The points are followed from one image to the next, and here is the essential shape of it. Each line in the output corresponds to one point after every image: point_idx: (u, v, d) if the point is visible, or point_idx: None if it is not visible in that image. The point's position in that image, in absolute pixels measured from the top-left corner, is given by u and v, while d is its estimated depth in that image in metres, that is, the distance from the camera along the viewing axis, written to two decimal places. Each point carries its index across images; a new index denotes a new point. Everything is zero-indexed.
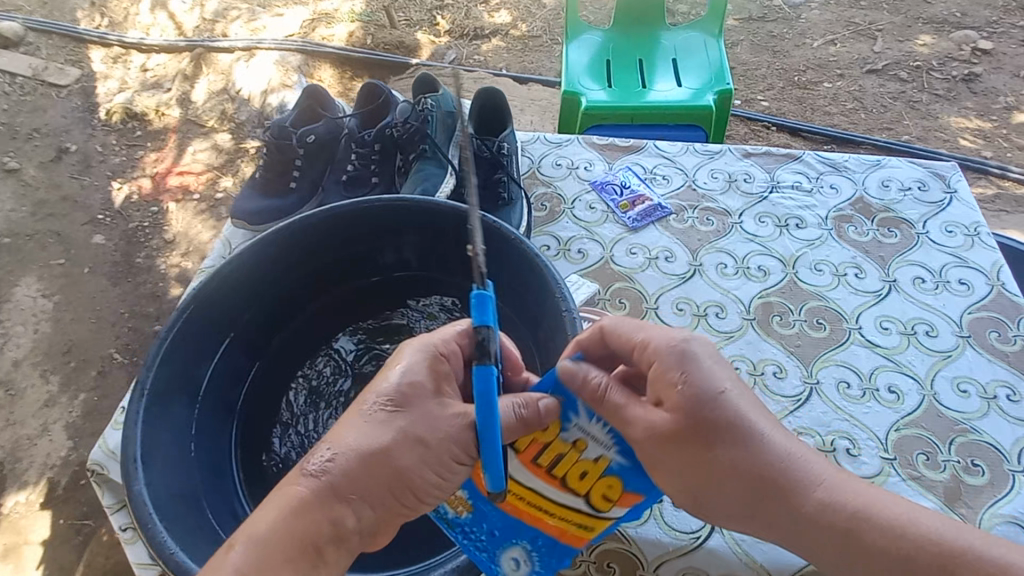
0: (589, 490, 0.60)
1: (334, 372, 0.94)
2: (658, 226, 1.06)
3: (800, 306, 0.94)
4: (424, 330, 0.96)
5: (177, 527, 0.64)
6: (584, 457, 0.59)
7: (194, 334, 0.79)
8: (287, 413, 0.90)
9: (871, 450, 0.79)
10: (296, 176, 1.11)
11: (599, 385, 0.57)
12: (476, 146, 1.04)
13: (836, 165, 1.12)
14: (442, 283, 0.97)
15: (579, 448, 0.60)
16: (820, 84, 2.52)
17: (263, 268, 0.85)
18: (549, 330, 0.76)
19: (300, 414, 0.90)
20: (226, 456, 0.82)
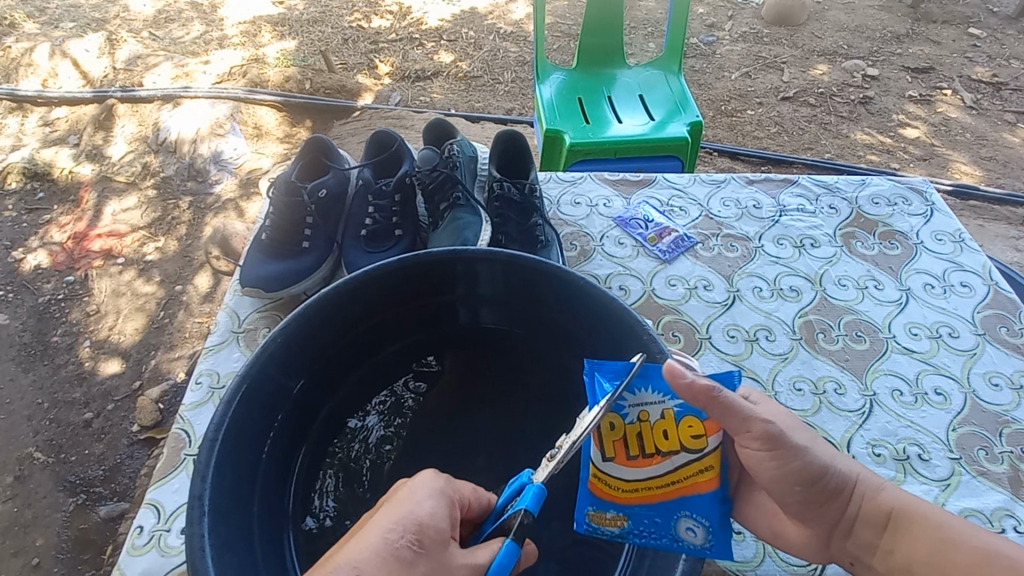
0: (680, 440, 0.58)
1: (364, 450, 0.82)
2: (688, 256, 1.08)
3: (838, 322, 0.99)
4: (467, 389, 0.88)
5: None
6: (652, 422, 0.57)
7: (242, 420, 0.67)
8: (317, 503, 0.76)
9: (940, 453, 0.83)
10: (309, 234, 1.01)
11: (710, 392, 0.54)
12: (507, 188, 1.02)
13: (828, 187, 1.22)
14: (484, 337, 0.89)
15: (645, 419, 0.57)
16: (744, 112, 2.76)
17: (311, 334, 0.75)
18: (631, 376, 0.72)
19: (337, 502, 0.77)
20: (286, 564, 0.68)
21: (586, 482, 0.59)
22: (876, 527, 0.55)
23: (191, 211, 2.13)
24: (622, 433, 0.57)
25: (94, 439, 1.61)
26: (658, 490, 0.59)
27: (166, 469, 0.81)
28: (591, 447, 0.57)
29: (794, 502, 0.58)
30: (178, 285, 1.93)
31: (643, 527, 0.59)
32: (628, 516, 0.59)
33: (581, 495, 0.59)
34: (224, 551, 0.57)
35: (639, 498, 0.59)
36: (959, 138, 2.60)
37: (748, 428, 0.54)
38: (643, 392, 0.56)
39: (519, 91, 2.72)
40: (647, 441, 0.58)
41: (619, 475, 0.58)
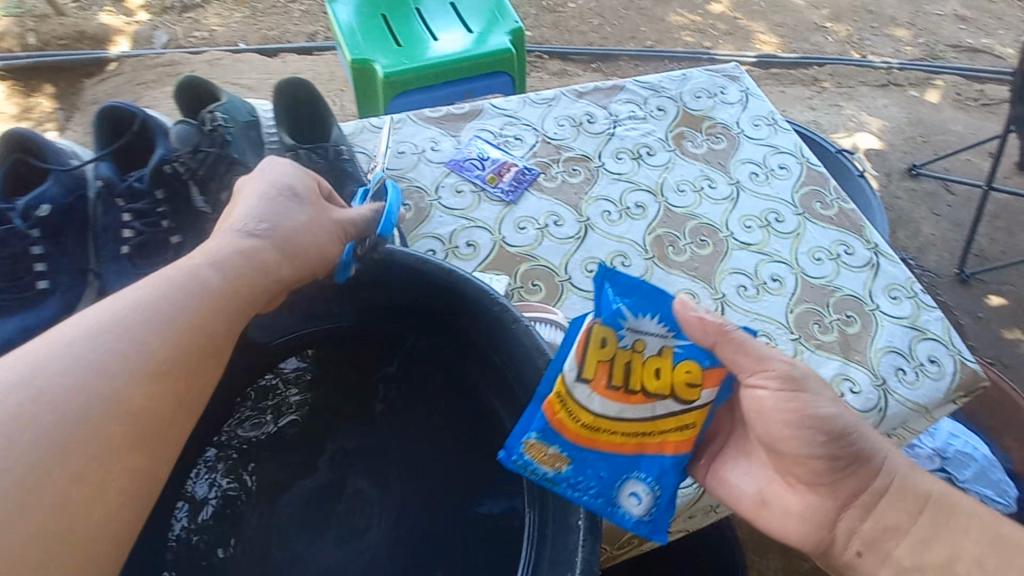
0: (671, 386, 0.57)
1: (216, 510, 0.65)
2: (533, 191, 0.99)
3: (683, 230, 0.99)
4: (333, 404, 0.71)
5: None
6: (648, 355, 0.55)
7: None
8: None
9: (784, 337, 0.89)
10: (44, 267, 0.77)
11: (720, 325, 0.55)
12: (306, 157, 0.83)
13: (654, 86, 1.18)
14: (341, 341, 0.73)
15: (639, 350, 0.55)
16: (567, 5, 2.64)
17: None
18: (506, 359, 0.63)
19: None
20: None
21: (543, 398, 0.56)
22: (917, 509, 0.58)
23: None
24: (609, 356, 0.54)
25: None
26: (621, 438, 0.58)
27: None
28: (568, 360, 0.55)
29: (811, 475, 0.59)
30: None
31: (589, 474, 0.58)
32: (572, 458, 0.58)
33: (537, 414, 0.56)
34: None
35: (597, 440, 0.58)
36: (756, 8, 2.75)
37: (755, 372, 0.56)
38: (645, 319, 0.54)
39: (318, 9, 2.29)
40: (636, 376, 0.56)
41: (590, 407, 0.56)
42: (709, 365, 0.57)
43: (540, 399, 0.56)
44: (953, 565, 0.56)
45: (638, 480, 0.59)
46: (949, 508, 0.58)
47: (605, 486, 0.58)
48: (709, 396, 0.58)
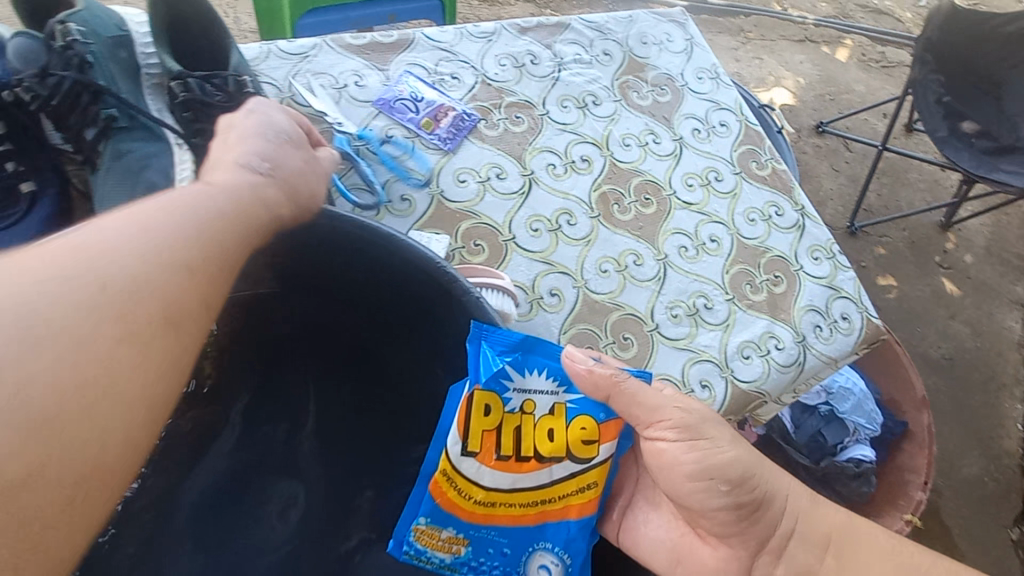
0: (566, 444, 0.55)
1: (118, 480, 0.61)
2: (473, 140, 0.90)
3: (628, 187, 0.96)
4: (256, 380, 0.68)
5: None
6: (537, 417, 0.55)
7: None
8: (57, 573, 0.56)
9: (719, 298, 0.91)
10: None
11: (608, 375, 0.53)
12: (197, 89, 0.66)
13: (600, 28, 1.10)
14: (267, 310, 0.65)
15: (529, 412, 0.55)
16: None
17: None
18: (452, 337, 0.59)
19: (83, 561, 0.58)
20: None
21: (430, 478, 0.55)
22: (813, 544, 0.55)
23: None
24: (495, 422, 0.55)
25: None
26: (519, 510, 0.56)
27: None
28: (451, 435, 0.55)
29: (718, 524, 0.55)
30: None
31: (488, 550, 0.57)
32: (469, 538, 0.56)
33: (423, 495, 0.56)
34: None
35: (494, 515, 0.56)
36: None
37: (652, 422, 0.53)
38: (532, 377, 0.54)
39: None
40: (527, 439, 0.55)
41: (481, 479, 0.55)
42: (605, 419, 0.55)
43: (426, 480, 0.56)
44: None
45: (548, 552, 0.56)
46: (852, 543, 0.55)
47: (509, 561, 0.57)
48: (608, 450, 0.56)
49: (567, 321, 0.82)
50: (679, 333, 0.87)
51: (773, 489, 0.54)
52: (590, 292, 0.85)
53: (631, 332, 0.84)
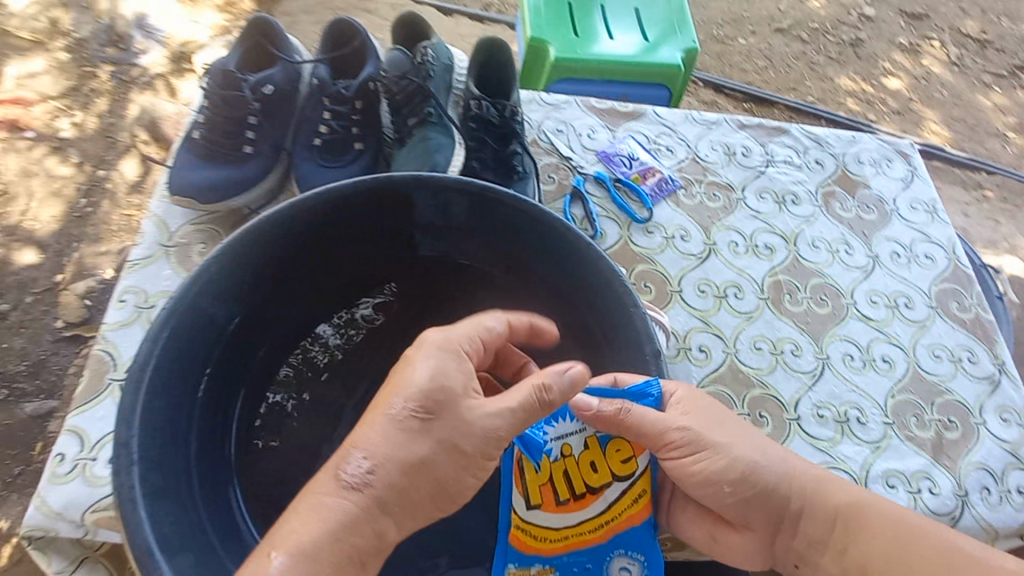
0: (606, 471, 0.63)
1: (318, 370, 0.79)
2: (670, 202, 1.03)
3: (805, 284, 0.99)
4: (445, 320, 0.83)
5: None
6: (574, 455, 0.63)
7: (178, 372, 0.62)
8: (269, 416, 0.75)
9: (876, 417, 0.88)
10: (252, 137, 0.87)
11: (618, 410, 0.60)
12: (485, 110, 0.90)
13: (818, 140, 1.17)
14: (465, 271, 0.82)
15: (568, 453, 0.63)
16: (736, 40, 2.60)
17: (273, 237, 0.67)
18: (615, 347, 0.71)
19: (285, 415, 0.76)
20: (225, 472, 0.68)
21: (506, 533, 0.62)
22: (823, 515, 0.61)
23: (112, 82, 1.82)
24: (547, 473, 0.62)
25: (11, 333, 1.48)
26: (586, 536, 0.64)
27: (88, 395, 0.73)
28: (513, 497, 0.61)
29: (732, 505, 0.63)
30: (101, 169, 1.70)
31: (573, 569, 0.64)
32: (555, 566, 0.63)
33: (506, 551, 0.62)
34: (157, 499, 0.54)
35: (568, 544, 0.63)
36: (935, 95, 2.58)
37: (668, 436, 0.61)
38: (564, 423, 0.62)
39: None
40: (575, 477, 0.63)
41: (549, 524, 0.62)
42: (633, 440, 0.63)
43: (503, 535, 0.62)
44: (868, 566, 0.58)
45: (623, 555, 0.65)
46: (860, 511, 0.60)
47: (594, 570, 0.65)
48: (644, 461, 0.64)
49: (707, 377, 0.87)
50: (822, 434, 0.86)
51: (775, 479, 0.62)
52: (738, 362, 0.89)
53: (768, 412, 0.86)
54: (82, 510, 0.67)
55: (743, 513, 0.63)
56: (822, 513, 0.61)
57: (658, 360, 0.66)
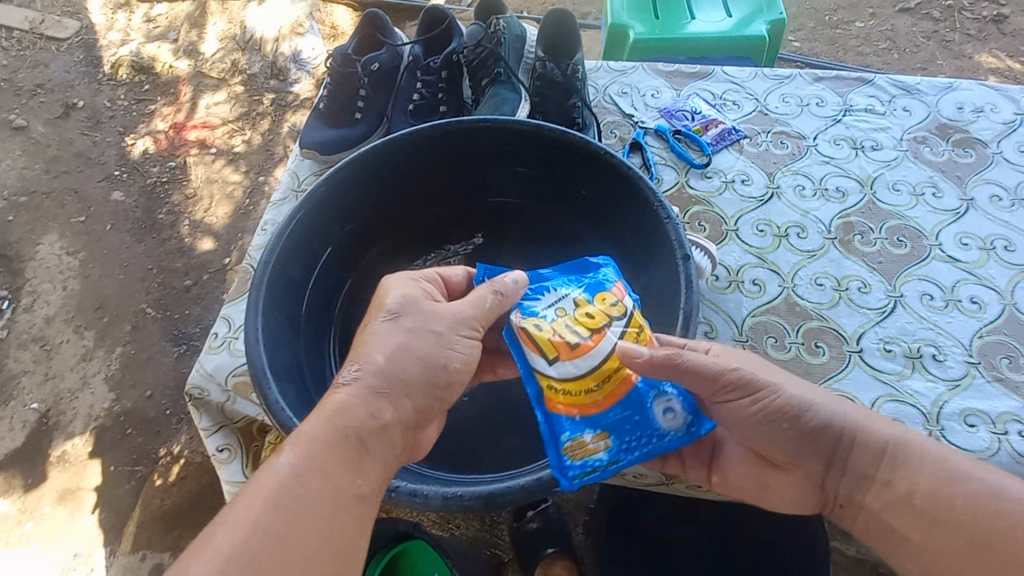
0: (602, 316, 0.64)
1: None
2: (732, 150, 1.06)
3: (880, 225, 0.95)
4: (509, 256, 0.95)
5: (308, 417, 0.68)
6: (571, 314, 0.64)
7: (293, 276, 0.80)
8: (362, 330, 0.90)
9: (957, 356, 0.82)
10: (361, 106, 1.09)
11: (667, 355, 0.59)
12: (549, 70, 1.03)
13: (908, 88, 1.11)
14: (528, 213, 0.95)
15: (564, 313, 0.64)
16: (851, 24, 2.46)
17: (365, 175, 0.84)
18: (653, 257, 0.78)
19: None
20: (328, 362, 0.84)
21: (541, 401, 0.62)
22: (875, 459, 0.57)
23: (273, 107, 2.27)
24: (552, 332, 0.63)
25: (193, 302, 1.89)
26: (618, 385, 0.62)
27: (238, 293, 0.96)
28: (530, 363, 0.62)
29: (780, 448, 0.61)
30: (261, 177, 2.12)
31: (625, 428, 0.61)
32: (603, 427, 0.61)
33: (547, 421, 0.61)
34: (273, 346, 0.72)
35: (603, 398, 0.62)
36: None
37: (717, 381, 0.60)
38: (547, 294, 0.66)
39: None
40: (577, 330, 0.63)
41: (577, 377, 0.61)
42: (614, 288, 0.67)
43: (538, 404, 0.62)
44: (916, 504, 0.54)
45: (661, 394, 0.62)
46: (918, 456, 0.56)
47: (643, 421, 0.62)
48: (629, 302, 0.66)
49: (760, 307, 0.88)
50: (888, 368, 0.81)
51: (826, 419, 0.59)
52: (795, 295, 0.89)
53: (826, 343, 0.84)
54: (227, 373, 0.89)
55: (791, 456, 0.61)
56: (874, 458, 0.58)
57: (687, 260, 0.72)
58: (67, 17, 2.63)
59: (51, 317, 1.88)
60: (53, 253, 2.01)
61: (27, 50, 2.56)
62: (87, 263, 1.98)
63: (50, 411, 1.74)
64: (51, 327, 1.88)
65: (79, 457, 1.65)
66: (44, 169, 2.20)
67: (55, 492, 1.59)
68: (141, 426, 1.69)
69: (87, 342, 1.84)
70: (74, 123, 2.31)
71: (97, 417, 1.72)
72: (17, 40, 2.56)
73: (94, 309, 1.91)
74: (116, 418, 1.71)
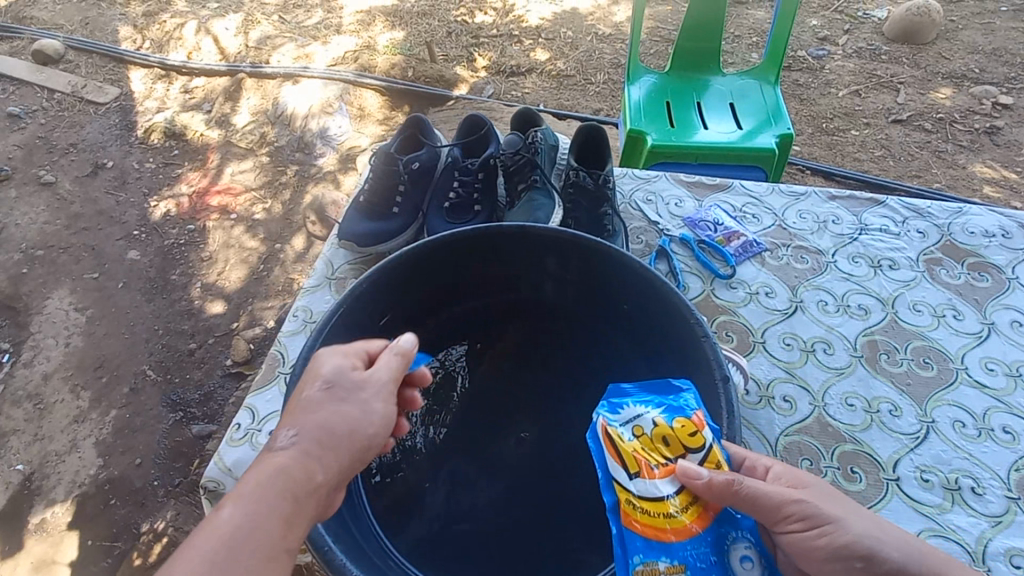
0: (682, 444, 0.57)
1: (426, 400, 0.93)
2: (755, 262, 1.09)
3: (905, 345, 0.96)
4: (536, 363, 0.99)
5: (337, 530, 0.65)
6: (648, 434, 0.57)
7: None
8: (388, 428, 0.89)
9: (996, 489, 0.80)
10: (400, 200, 1.14)
11: (729, 480, 0.54)
12: (581, 178, 1.08)
13: (919, 210, 1.17)
14: (557, 317, 0.97)
15: (642, 431, 0.57)
16: (848, 131, 2.62)
17: (405, 271, 0.86)
18: (686, 373, 0.79)
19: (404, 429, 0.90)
20: None
21: (619, 516, 0.54)
22: None
23: (296, 178, 2.36)
24: (630, 449, 0.55)
25: (195, 366, 1.86)
26: (697, 516, 0.53)
27: (264, 381, 0.96)
28: (610, 471, 0.55)
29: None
30: (278, 244, 2.16)
31: (702, 566, 0.51)
32: (682, 565, 0.51)
33: (628, 539, 0.52)
34: None
35: (685, 528, 0.53)
36: None
37: (783, 507, 0.54)
38: (627, 409, 0.59)
39: (610, 92, 2.73)
40: (656, 454, 0.56)
41: (656, 500, 0.53)
42: (695, 416, 0.59)
43: (613, 515, 0.55)
44: None
45: (742, 542, 0.54)
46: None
47: (721, 567, 0.52)
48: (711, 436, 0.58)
49: (792, 426, 0.87)
50: (927, 499, 0.79)
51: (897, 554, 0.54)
52: (826, 415, 0.88)
53: (861, 468, 0.83)
54: (247, 467, 0.85)
55: None
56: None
57: (727, 380, 0.72)
58: (109, 84, 2.79)
59: (49, 374, 1.85)
60: (61, 308, 2.00)
61: (67, 112, 2.69)
62: (94, 320, 1.97)
63: (32, 475, 1.66)
64: (48, 385, 1.84)
65: (55, 528, 1.56)
66: (65, 225, 2.25)
67: (25, 567, 1.49)
68: (125, 497, 1.61)
69: (82, 402, 1.80)
70: (101, 182, 2.39)
71: (80, 484, 1.64)
72: (59, 102, 2.70)
73: (94, 368, 1.87)
74: (99, 487, 1.63)
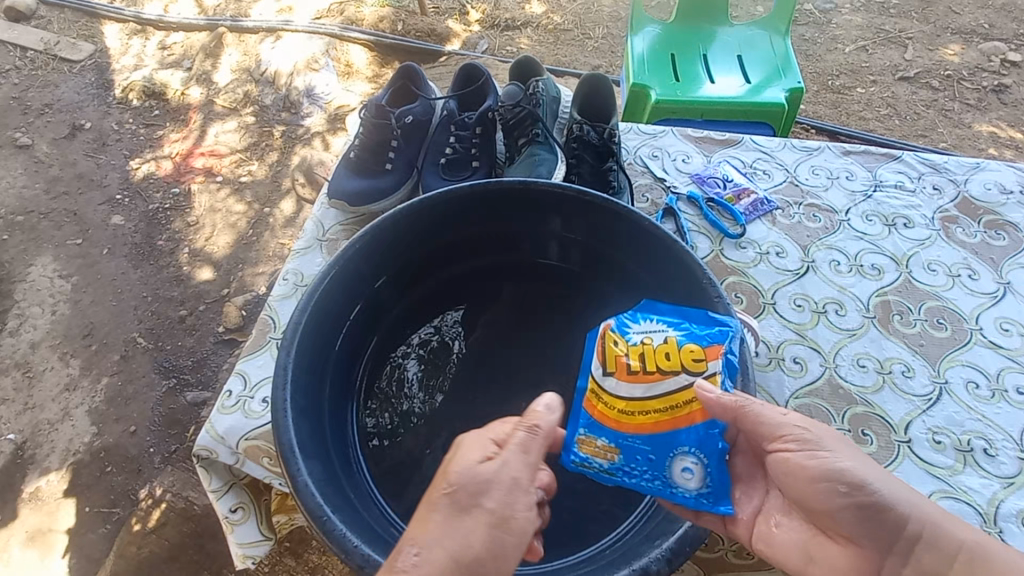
0: (683, 362, 0.58)
1: (421, 362, 0.87)
2: (765, 220, 1.05)
3: (919, 306, 0.93)
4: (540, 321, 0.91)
5: (337, 502, 0.62)
6: (655, 344, 0.59)
7: (321, 337, 0.75)
8: (382, 392, 0.84)
9: (1008, 450, 0.79)
10: (392, 156, 1.07)
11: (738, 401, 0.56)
12: (585, 131, 1.02)
13: (936, 166, 1.12)
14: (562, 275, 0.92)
15: (648, 342, 0.59)
16: (854, 89, 2.54)
17: (400, 229, 0.81)
18: None
19: (399, 394, 0.84)
20: (348, 428, 0.78)
21: (586, 399, 0.60)
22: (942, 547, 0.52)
23: (283, 139, 2.26)
24: (625, 352, 0.59)
25: (186, 333, 1.81)
26: (658, 418, 0.57)
27: (255, 347, 0.91)
28: (596, 362, 0.60)
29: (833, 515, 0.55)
30: (266, 208, 2.08)
31: (637, 456, 0.57)
32: (619, 447, 0.57)
33: (580, 412, 0.60)
34: (300, 417, 0.66)
35: (640, 425, 0.57)
36: None
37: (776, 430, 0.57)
38: (644, 322, 0.62)
39: (609, 47, 2.60)
40: (649, 362, 0.58)
41: (624, 396, 0.58)
42: (711, 344, 0.59)
43: (580, 396, 0.61)
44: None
45: (688, 453, 0.57)
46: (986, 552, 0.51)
47: (657, 467, 0.57)
48: (717, 366, 0.58)
49: (802, 389, 0.85)
50: (939, 461, 0.78)
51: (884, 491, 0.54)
52: (838, 377, 0.86)
53: (873, 431, 0.81)
54: (240, 436, 0.82)
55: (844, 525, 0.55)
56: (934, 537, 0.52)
57: (741, 342, 0.68)
58: (82, 39, 2.63)
59: (36, 343, 1.80)
60: (44, 275, 1.94)
61: (39, 70, 2.55)
62: (79, 287, 1.91)
63: (26, 444, 1.63)
64: (36, 353, 1.79)
65: (53, 496, 1.54)
66: (44, 189, 2.16)
67: (23, 534, 1.48)
68: (122, 465, 1.59)
69: (72, 370, 1.75)
70: (79, 144, 2.28)
71: (75, 453, 1.61)
72: (30, 60, 2.55)
73: (83, 336, 1.82)
74: (95, 454, 1.61)
